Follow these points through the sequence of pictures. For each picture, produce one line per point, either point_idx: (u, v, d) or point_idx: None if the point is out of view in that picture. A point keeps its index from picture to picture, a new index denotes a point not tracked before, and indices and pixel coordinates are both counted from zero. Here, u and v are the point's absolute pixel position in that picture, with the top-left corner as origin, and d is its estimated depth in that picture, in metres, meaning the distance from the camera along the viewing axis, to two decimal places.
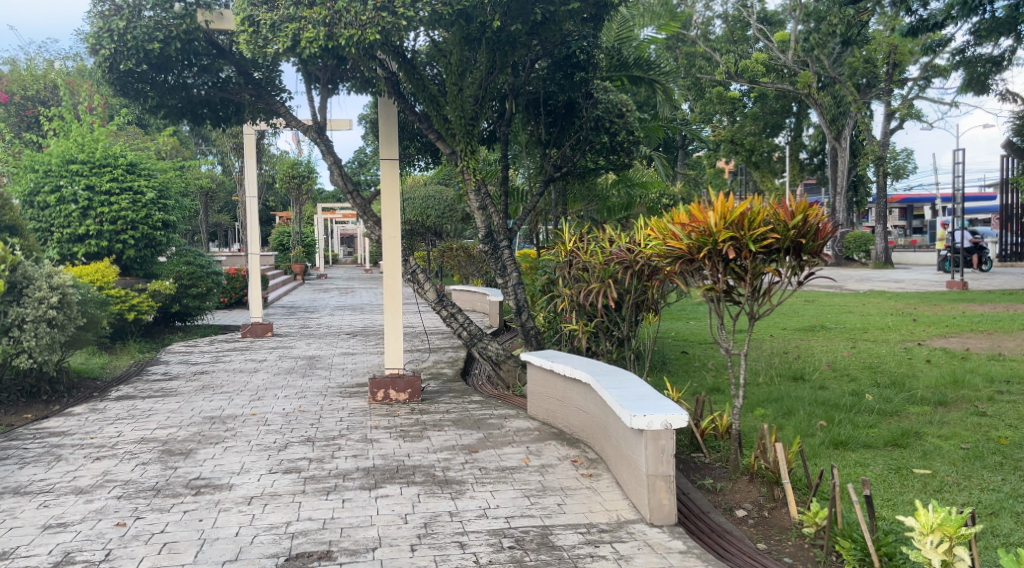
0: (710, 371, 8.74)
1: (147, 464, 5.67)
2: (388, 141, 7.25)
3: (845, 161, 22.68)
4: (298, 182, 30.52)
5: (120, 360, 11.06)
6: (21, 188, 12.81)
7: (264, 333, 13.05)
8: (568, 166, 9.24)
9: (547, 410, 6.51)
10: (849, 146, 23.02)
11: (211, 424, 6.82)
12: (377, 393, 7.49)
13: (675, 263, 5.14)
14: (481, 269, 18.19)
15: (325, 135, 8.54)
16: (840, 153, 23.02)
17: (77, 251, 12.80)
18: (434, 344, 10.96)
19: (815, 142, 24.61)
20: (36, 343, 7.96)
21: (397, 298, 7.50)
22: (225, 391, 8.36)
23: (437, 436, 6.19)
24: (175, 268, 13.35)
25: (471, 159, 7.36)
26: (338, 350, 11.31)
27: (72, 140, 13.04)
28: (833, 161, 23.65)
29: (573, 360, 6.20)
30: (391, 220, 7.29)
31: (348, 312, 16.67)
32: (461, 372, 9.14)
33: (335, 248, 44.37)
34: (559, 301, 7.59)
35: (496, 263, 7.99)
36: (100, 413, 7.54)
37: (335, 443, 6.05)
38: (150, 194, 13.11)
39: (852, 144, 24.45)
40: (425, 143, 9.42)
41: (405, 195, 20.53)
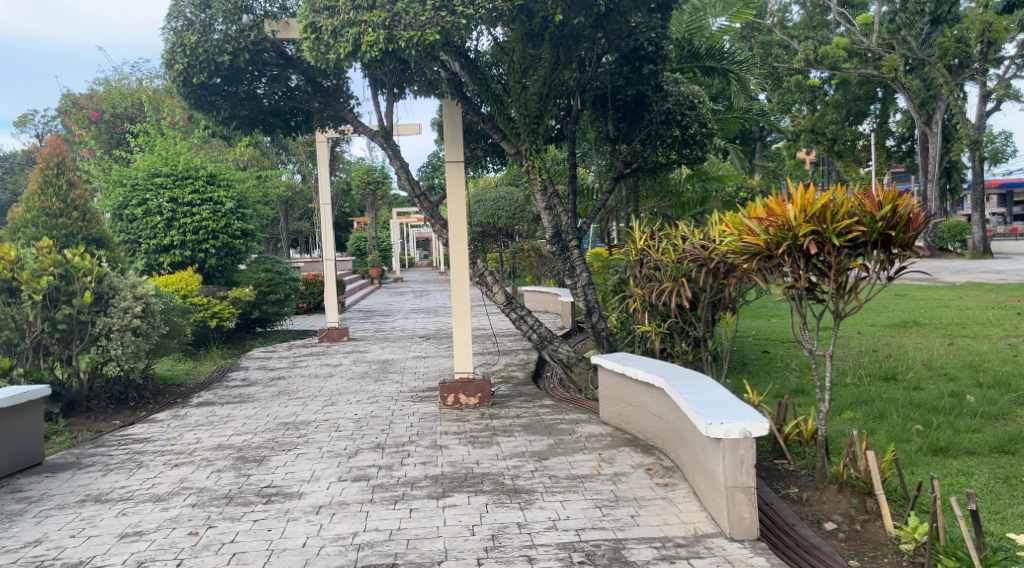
0: (793, 372, 8.39)
1: (222, 470, 5.69)
2: (454, 141, 7.23)
3: (937, 146, 21.65)
4: (373, 187, 30.97)
5: (203, 366, 11.32)
6: (110, 202, 13.21)
7: (340, 337, 13.19)
8: (639, 162, 9.00)
9: (620, 416, 6.29)
10: (941, 131, 21.93)
11: (285, 430, 6.86)
12: (447, 397, 7.41)
13: (752, 260, 4.86)
14: (553, 269, 18.21)
15: (392, 140, 8.53)
16: (930, 138, 21.96)
17: (163, 262, 13.10)
18: (506, 347, 10.86)
19: (903, 128, 23.78)
20: (121, 351, 8.14)
21: (465, 303, 7.40)
22: (300, 397, 8.42)
23: (507, 442, 6.07)
24: (255, 276, 13.66)
25: (536, 159, 7.20)
26: (411, 353, 11.32)
27: (156, 155, 13.54)
28: (924, 148, 22.65)
29: (646, 363, 5.97)
30: (458, 223, 7.22)
31: (423, 315, 16.74)
32: (532, 375, 9.02)
33: (411, 251, 44.86)
34: (631, 301, 7.36)
35: (565, 264, 7.82)
36: (180, 419, 7.67)
37: (405, 449, 5.99)
38: (229, 204, 13.43)
39: (943, 128, 23.29)
40: (492, 144, 9.33)
41: (478, 197, 20.54)
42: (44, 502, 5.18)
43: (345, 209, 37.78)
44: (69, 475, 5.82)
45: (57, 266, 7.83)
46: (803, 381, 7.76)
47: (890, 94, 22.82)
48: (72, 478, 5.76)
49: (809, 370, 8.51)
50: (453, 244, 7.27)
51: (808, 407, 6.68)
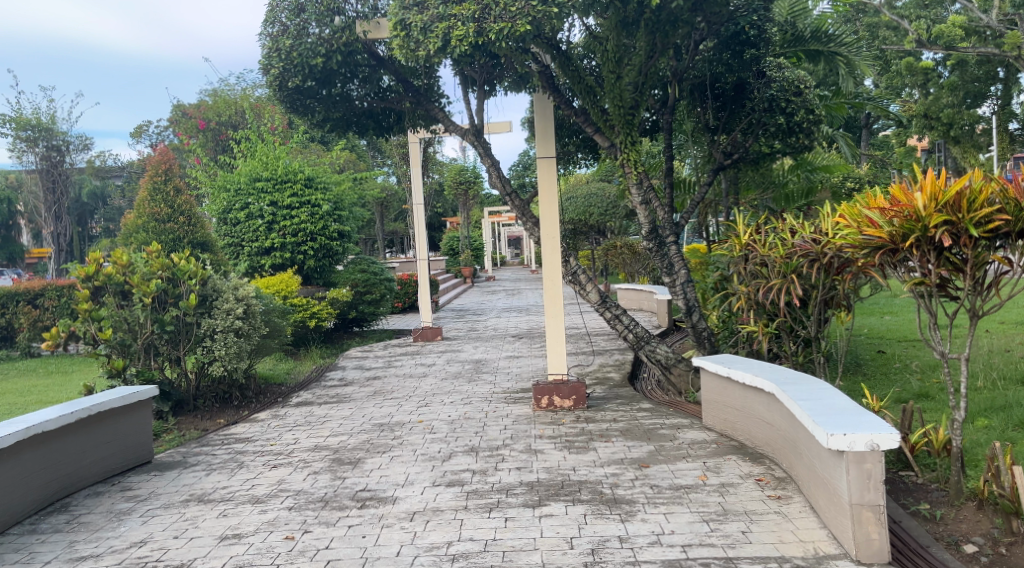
0: (913, 376, 7.87)
1: (319, 473, 5.64)
2: (545, 136, 7.02)
3: None
4: (466, 187, 31.09)
5: (303, 366, 11.50)
6: (216, 207, 13.63)
7: (434, 337, 13.19)
8: (739, 153, 8.67)
9: (726, 421, 5.97)
10: None
11: (379, 432, 6.82)
12: (541, 399, 7.23)
13: (874, 254, 4.53)
14: (647, 266, 17.86)
15: (483, 138, 8.40)
16: None
17: (265, 264, 13.43)
18: (600, 347, 10.60)
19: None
20: (225, 352, 8.26)
21: (558, 302, 7.19)
22: (395, 397, 8.39)
23: (604, 448, 5.86)
24: (352, 276, 13.87)
25: (632, 151, 6.88)
26: (505, 353, 11.18)
27: (258, 160, 13.80)
28: None
29: (754, 366, 5.63)
30: (550, 220, 7.04)
31: (516, 314, 16.61)
32: (628, 377, 8.75)
33: (502, 250, 44.98)
34: (734, 300, 7.03)
35: (662, 261, 7.48)
36: (279, 419, 7.73)
37: (499, 453, 5.83)
38: (326, 206, 13.58)
39: None
40: (585, 139, 9.10)
41: (570, 194, 20.29)
42: (151, 501, 5.15)
43: (438, 210, 38.12)
44: (174, 473, 5.85)
45: (164, 270, 8.00)
46: (927, 387, 7.27)
47: (1012, 74, 20.41)
48: (178, 476, 5.77)
49: (932, 375, 7.97)
50: (545, 242, 7.06)
51: (940, 415, 6.20)
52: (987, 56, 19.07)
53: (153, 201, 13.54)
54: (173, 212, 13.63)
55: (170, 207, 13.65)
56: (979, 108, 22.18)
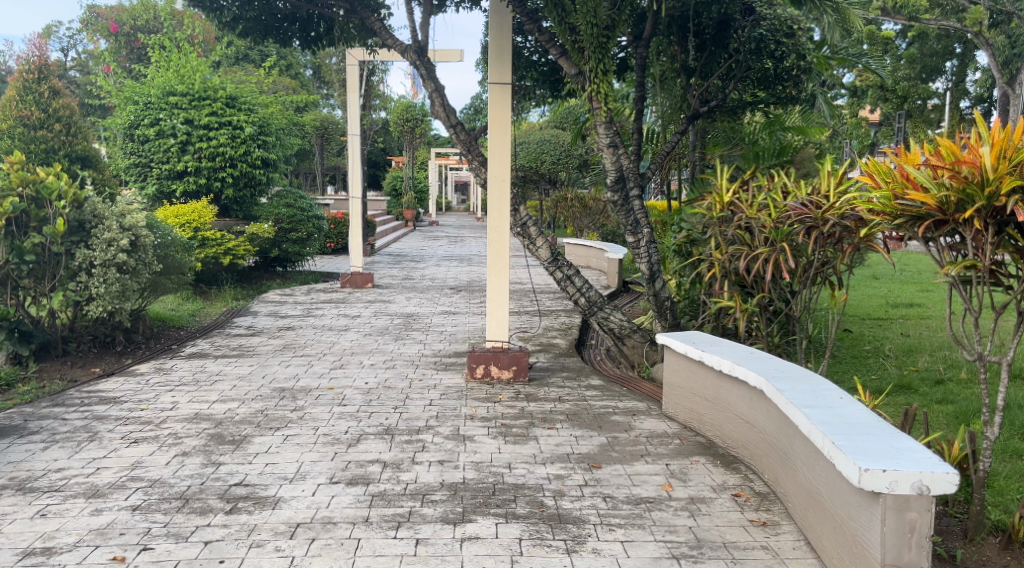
0: (890, 362, 7.05)
1: (188, 454, 4.46)
2: (501, 57, 5.88)
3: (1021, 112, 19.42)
4: (411, 125, 29.60)
5: (212, 308, 10.23)
6: (121, 120, 11.98)
7: (364, 284, 12.02)
8: (718, 100, 7.64)
9: (692, 412, 4.99)
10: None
11: (278, 400, 5.66)
12: (476, 369, 6.18)
13: (913, 226, 3.54)
14: (597, 221, 16.83)
15: (426, 56, 7.06)
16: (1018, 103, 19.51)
17: (176, 189, 12.02)
18: (546, 307, 9.60)
19: (983, 88, 20.86)
20: (104, 290, 7.02)
21: (503, 256, 6.06)
22: (306, 354, 7.22)
23: (547, 438, 4.84)
24: (275, 210, 12.41)
25: (602, 82, 5.80)
26: (440, 307, 10.07)
27: (172, 72, 12.30)
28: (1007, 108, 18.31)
29: (731, 350, 4.66)
30: (500, 158, 5.91)
31: (456, 263, 15.42)
32: (575, 343, 7.79)
33: (448, 194, 43.47)
34: (705, 267, 6.03)
35: (626, 217, 6.38)
36: (163, 375, 6.49)
37: (419, 439, 4.74)
38: (249, 129, 12.15)
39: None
40: (544, 72, 7.90)
41: (519, 139, 19.08)
42: None
43: (382, 147, 36.40)
44: (3, 445, 4.65)
45: (26, 186, 6.67)
46: (908, 377, 6.44)
47: (969, 50, 19.94)
48: (5, 450, 4.57)
49: (911, 361, 7.16)
50: (493, 185, 5.93)
51: (933, 418, 5.33)
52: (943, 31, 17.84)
53: (21, 103, 11.25)
54: (46, 117, 11.37)
55: (43, 112, 11.41)
56: (935, 82, 21.42)
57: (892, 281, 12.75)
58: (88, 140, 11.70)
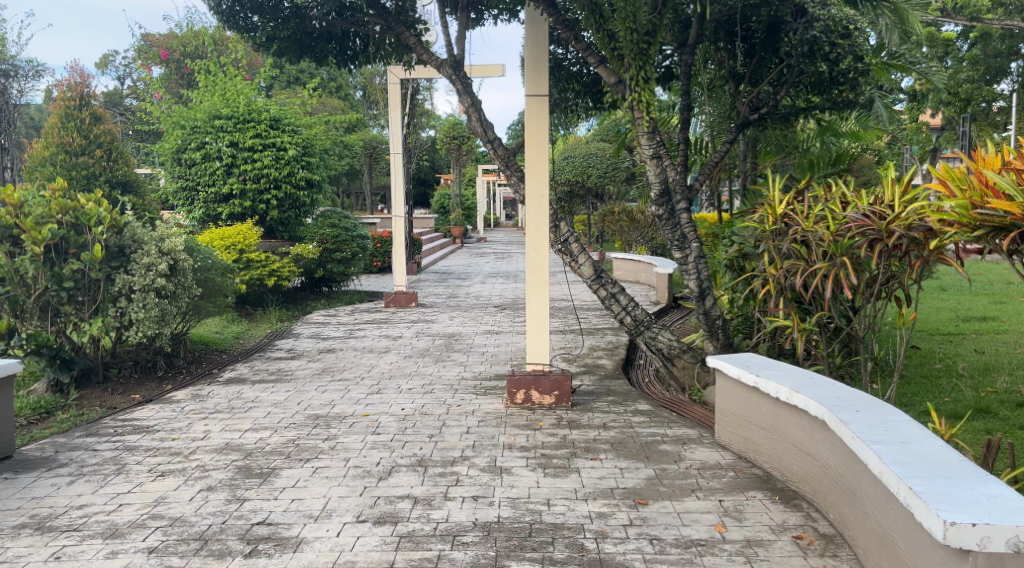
0: (964, 384, 6.55)
1: (214, 488, 4.27)
2: (537, 69, 5.65)
3: None
4: (459, 142, 29.60)
5: (257, 330, 10.16)
6: (169, 145, 12.12)
7: (409, 303, 11.84)
8: (769, 106, 7.24)
9: (746, 441, 4.63)
10: None
11: (312, 428, 5.45)
12: (516, 394, 5.89)
13: (1001, 237, 3.27)
14: (646, 235, 16.40)
15: (463, 70, 6.85)
16: None
17: (222, 212, 12.08)
18: (593, 325, 9.29)
19: None
20: (144, 315, 6.94)
21: (543, 276, 5.79)
22: (344, 379, 7.01)
23: (590, 470, 4.53)
24: (320, 231, 12.32)
25: (644, 90, 5.51)
26: (484, 327, 9.82)
27: (217, 95, 12.34)
28: None
29: (789, 375, 4.30)
30: (539, 173, 5.65)
31: (503, 280, 15.17)
32: (622, 364, 7.45)
33: (497, 211, 43.42)
34: (759, 284, 5.67)
35: (672, 232, 6.03)
36: (199, 401, 6.35)
37: (454, 473, 4.47)
38: (293, 150, 12.13)
39: None
40: (587, 83, 7.62)
41: (566, 154, 18.82)
42: None
43: (430, 165, 36.53)
44: (29, 479, 4.53)
45: (65, 213, 6.59)
46: (984, 400, 5.96)
47: None
48: (30, 485, 4.44)
49: (987, 381, 6.65)
50: (531, 202, 5.68)
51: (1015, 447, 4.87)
52: (1006, 31, 17.02)
53: (64, 130, 11.36)
54: (88, 143, 11.50)
55: (85, 138, 11.52)
56: (999, 85, 20.50)
57: (961, 293, 12.08)
58: (129, 164, 11.78)
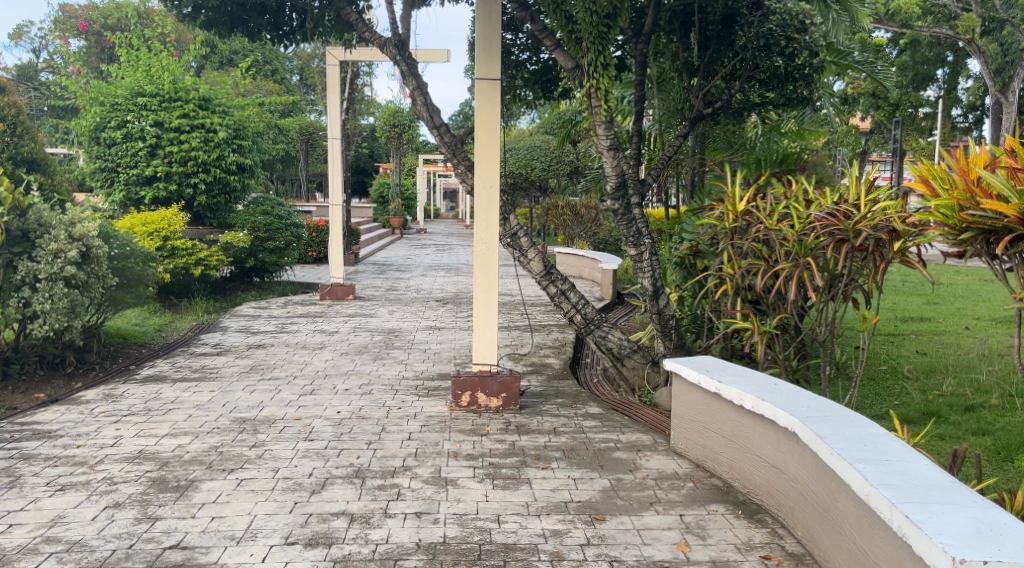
0: (912, 386, 6.44)
1: (121, 506, 3.82)
2: (489, 50, 5.29)
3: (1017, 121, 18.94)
4: (398, 131, 29.00)
5: (182, 322, 9.57)
6: (86, 123, 11.32)
7: (345, 296, 11.37)
8: (722, 101, 6.94)
9: (704, 449, 4.36)
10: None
11: (237, 434, 5.01)
12: (461, 396, 5.54)
13: (998, 241, 3.12)
14: (588, 230, 16.19)
15: (407, 51, 6.41)
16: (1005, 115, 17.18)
17: (145, 196, 11.32)
18: (537, 321, 8.99)
19: (975, 97, 20.19)
20: (49, 307, 6.35)
21: (492, 271, 5.45)
22: (274, 377, 6.55)
23: (542, 481, 4.20)
24: (251, 218, 11.76)
25: (603, 77, 5.22)
26: (424, 322, 9.43)
27: (141, 72, 11.66)
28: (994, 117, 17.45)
29: (753, 381, 4.04)
30: (489, 162, 5.31)
31: (443, 273, 14.78)
32: (569, 363, 7.16)
33: (436, 202, 42.88)
34: (715, 283, 5.42)
35: (628, 228, 5.71)
36: (111, 402, 5.82)
37: (394, 485, 4.10)
38: (223, 132, 11.54)
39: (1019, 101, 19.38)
40: (536, 70, 7.29)
41: (507, 146, 18.53)
42: None
43: (368, 153, 35.81)
44: None
45: None
46: (934, 404, 5.84)
47: (961, 58, 19.38)
48: None
49: (933, 383, 6.56)
50: (480, 192, 5.33)
51: (971, 455, 4.73)
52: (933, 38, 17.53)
53: None
54: None
55: None
56: (927, 91, 21.00)
57: (896, 293, 12.18)
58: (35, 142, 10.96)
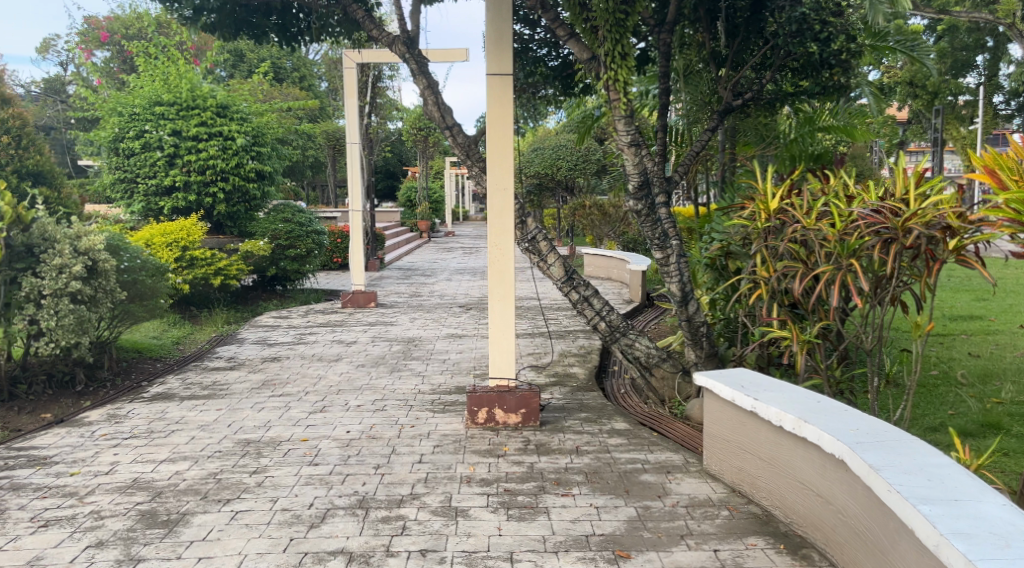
0: (968, 394, 5.95)
1: (104, 546, 3.58)
2: (499, 43, 4.94)
3: None
4: (424, 134, 28.80)
5: (200, 333, 9.37)
6: (105, 133, 11.19)
7: (367, 303, 11.10)
8: (754, 91, 6.43)
9: (740, 472, 3.95)
10: None
11: (239, 458, 4.71)
12: (478, 413, 5.20)
13: None
14: (617, 229, 15.78)
15: (417, 49, 6.03)
16: None
17: (164, 206, 11.18)
18: (563, 327, 8.62)
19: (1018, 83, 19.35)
20: (55, 324, 6.12)
21: (507, 280, 5.09)
22: (286, 394, 6.26)
23: (561, 510, 3.84)
24: (271, 226, 11.52)
25: (621, 67, 4.87)
26: (446, 330, 9.11)
27: (159, 80, 11.42)
28: None
29: (793, 399, 3.63)
30: (501, 163, 4.96)
31: (469, 277, 14.45)
32: (595, 373, 6.78)
33: (465, 204, 42.70)
34: (749, 289, 5.00)
35: (652, 230, 5.29)
36: (114, 424, 5.58)
37: (400, 517, 3.77)
38: (241, 139, 11.31)
39: None
40: (555, 65, 6.92)
41: (533, 145, 18.16)
42: None
43: (396, 156, 35.72)
44: None
45: None
46: (993, 414, 5.36)
47: (1002, 43, 17.73)
48: None
49: (990, 390, 6.06)
50: (493, 196, 4.97)
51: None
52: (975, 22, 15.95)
53: None
54: None
55: None
56: (966, 77, 20.18)
57: (942, 290, 11.58)
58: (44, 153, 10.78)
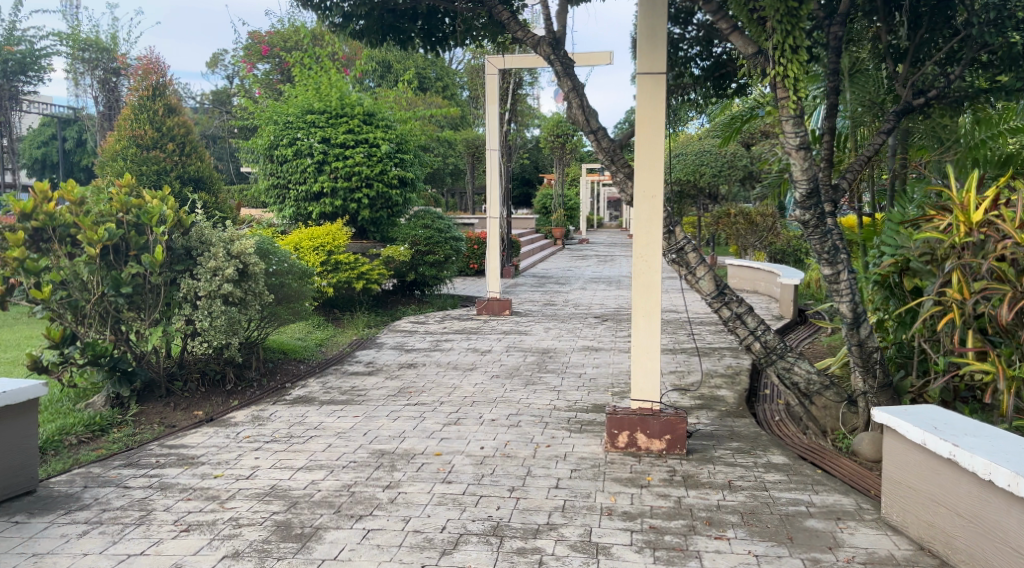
0: None
1: (239, 557, 3.53)
2: (653, 40, 4.61)
3: None
4: (563, 141, 28.66)
5: (341, 336, 9.51)
6: (261, 141, 11.64)
7: (502, 311, 10.97)
8: (938, 89, 5.74)
9: (928, 526, 3.46)
10: None
11: (373, 470, 4.60)
12: (619, 436, 4.88)
13: None
14: (763, 240, 14.98)
15: (563, 50, 5.79)
16: None
17: (313, 211, 11.51)
18: (707, 344, 8.13)
19: None
20: (208, 325, 6.27)
21: (655, 294, 4.73)
22: (421, 403, 6.15)
23: (715, 556, 3.47)
24: (412, 231, 11.62)
25: (792, 62, 4.45)
26: (583, 342, 8.83)
27: (311, 90, 11.79)
28: None
29: (1003, 450, 3.13)
30: (653, 169, 4.63)
31: (606, 286, 14.12)
32: (745, 397, 6.28)
33: (601, 211, 42.28)
34: (938, 312, 4.44)
35: (821, 243, 4.78)
36: (257, 426, 5.63)
37: (536, 550, 3.52)
38: (386, 146, 11.50)
39: None
40: (708, 66, 6.50)
41: (675, 151, 17.59)
42: None
43: (534, 163, 35.81)
44: (42, 525, 3.92)
45: (127, 212, 6.04)
46: None
47: None
48: (37, 536, 3.80)
49: None
50: (642, 204, 4.65)
51: None
52: None
53: (135, 122, 11.00)
54: (160, 136, 11.07)
55: (158, 130, 11.10)
56: None
57: None
58: (203, 159, 11.31)
